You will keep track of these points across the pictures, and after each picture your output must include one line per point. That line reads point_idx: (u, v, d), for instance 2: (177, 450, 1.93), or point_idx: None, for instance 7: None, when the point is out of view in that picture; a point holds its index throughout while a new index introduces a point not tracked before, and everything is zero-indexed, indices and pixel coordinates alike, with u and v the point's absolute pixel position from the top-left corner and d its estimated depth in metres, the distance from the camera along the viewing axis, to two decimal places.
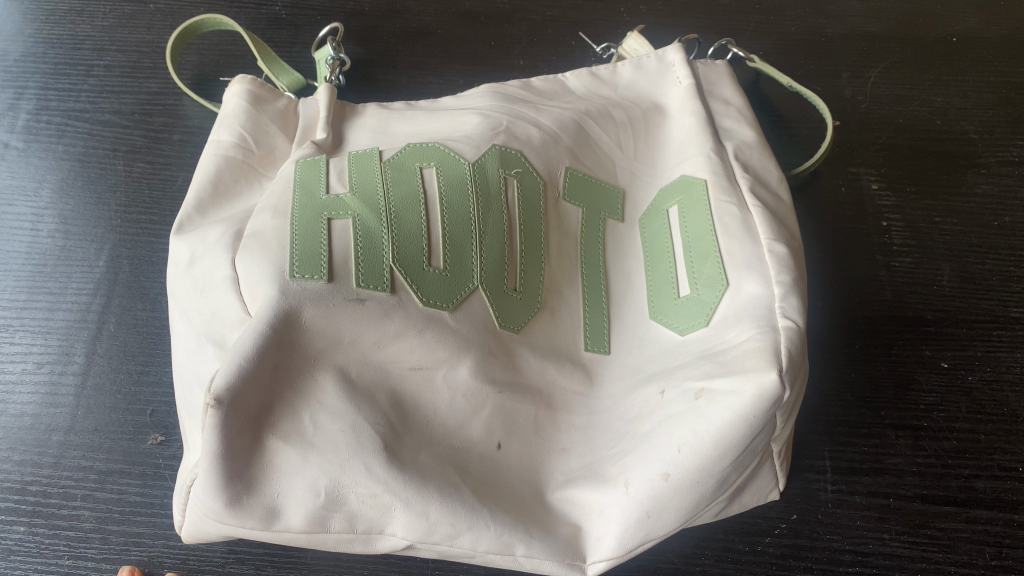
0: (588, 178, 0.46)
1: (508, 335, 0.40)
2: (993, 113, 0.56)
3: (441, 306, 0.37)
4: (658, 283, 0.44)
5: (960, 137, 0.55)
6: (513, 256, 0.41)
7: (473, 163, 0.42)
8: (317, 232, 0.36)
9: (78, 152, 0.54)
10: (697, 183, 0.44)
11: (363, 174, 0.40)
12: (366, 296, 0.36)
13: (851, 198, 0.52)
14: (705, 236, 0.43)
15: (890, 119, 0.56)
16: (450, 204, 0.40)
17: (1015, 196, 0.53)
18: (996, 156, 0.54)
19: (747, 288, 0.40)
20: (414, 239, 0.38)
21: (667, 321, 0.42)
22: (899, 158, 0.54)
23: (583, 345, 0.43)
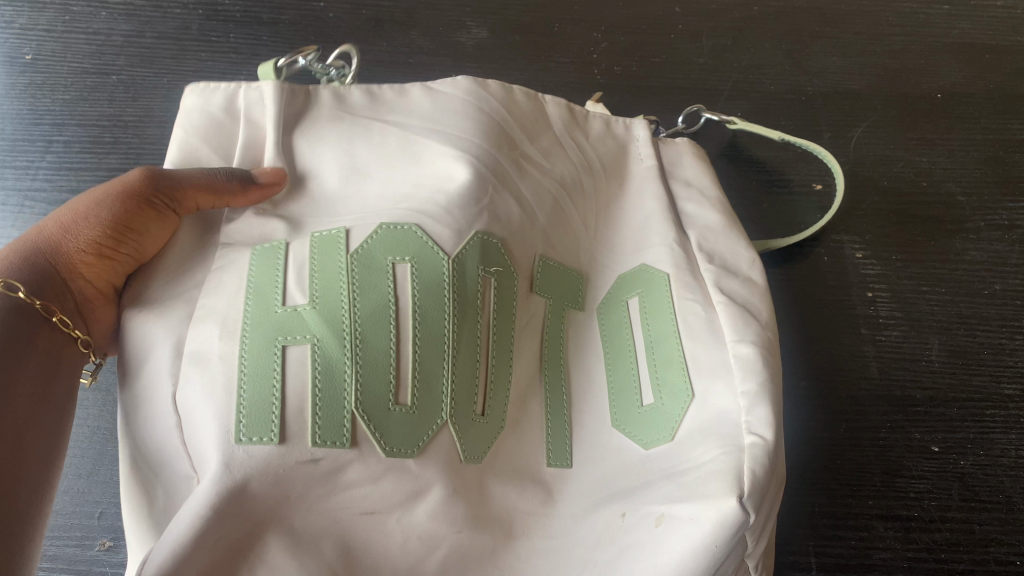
0: (561, 267, 0.42)
1: (473, 467, 0.35)
2: (981, 174, 0.54)
3: (407, 453, 0.32)
4: (623, 385, 0.40)
5: (947, 200, 0.53)
6: (484, 373, 0.36)
7: (453, 259, 0.35)
8: (268, 370, 0.31)
9: None
10: (663, 276, 0.41)
11: (326, 275, 0.33)
12: (321, 455, 0.30)
13: (834, 268, 0.50)
14: (671, 337, 0.39)
15: (874, 182, 0.54)
16: (422, 320, 0.33)
17: (1005, 263, 0.51)
18: (985, 220, 0.52)
19: (714, 401, 0.36)
20: (380, 370, 0.32)
21: (627, 431, 0.39)
22: (884, 223, 0.52)
23: (546, 462, 0.38)
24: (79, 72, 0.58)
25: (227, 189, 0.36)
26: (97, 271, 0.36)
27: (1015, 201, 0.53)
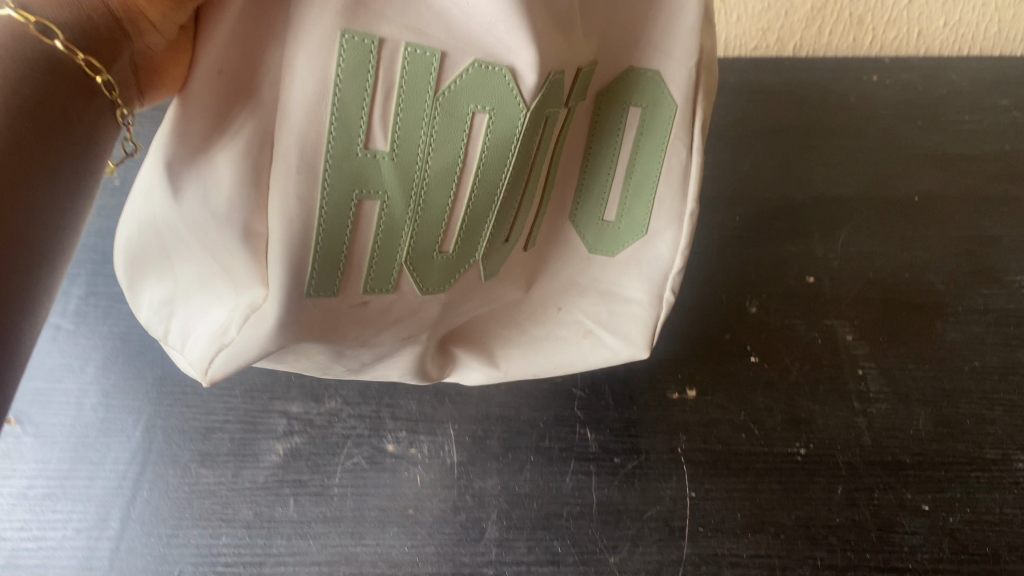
0: (594, 66, 0.38)
1: (478, 283, 0.42)
2: (957, 265, 0.61)
3: (434, 290, 0.40)
4: (592, 186, 0.44)
5: (928, 288, 0.60)
6: (516, 215, 0.40)
7: (533, 109, 0.34)
8: (341, 234, 0.35)
9: (119, 332, 0.59)
10: (668, 102, 0.40)
11: (412, 95, 0.32)
12: (371, 297, 0.39)
13: (827, 350, 0.56)
14: (646, 179, 0.43)
15: (861, 274, 0.61)
16: (484, 176, 0.36)
17: (983, 342, 0.56)
18: (963, 305, 0.58)
19: (656, 247, 0.44)
20: (432, 221, 0.37)
21: (582, 228, 0.45)
22: (871, 310, 0.58)
23: (524, 246, 0.44)
24: None
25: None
26: (162, 1, 0.28)
27: (989, 289, 0.59)
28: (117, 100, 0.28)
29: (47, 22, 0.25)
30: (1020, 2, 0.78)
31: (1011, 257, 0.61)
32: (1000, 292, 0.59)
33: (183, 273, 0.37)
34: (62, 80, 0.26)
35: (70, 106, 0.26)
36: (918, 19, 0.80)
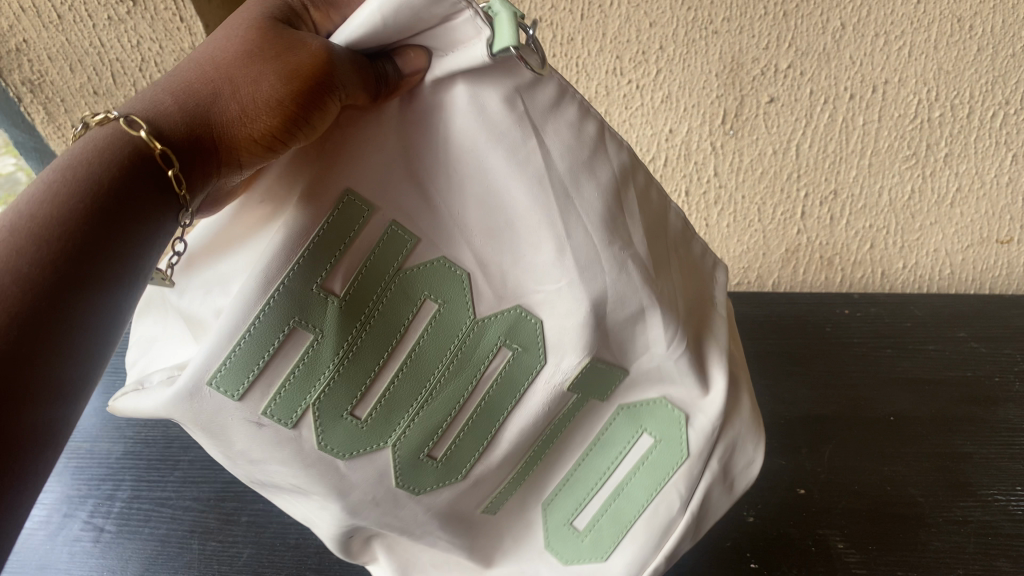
0: (606, 366, 0.51)
1: (404, 492, 0.51)
2: (935, 480, 0.66)
3: (335, 453, 0.47)
4: (580, 485, 0.56)
5: (910, 501, 0.65)
6: (456, 416, 0.50)
7: (478, 322, 0.48)
8: (267, 345, 0.43)
9: (161, 534, 0.64)
10: (681, 450, 0.53)
11: (376, 270, 0.45)
12: (264, 421, 0.45)
13: (820, 555, 0.61)
14: (627, 511, 0.55)
15: (848, 486, 0.66)
16: (415, 356, 0.48)
17: (964, 550, 0.61)
18: (942, 516, 0.63)
19: (614, 563, 0.55)
20: (393, 408, 0.48)
21: (549, 530, 0.57)
22: (859, 520, 0.63)
23: (482, 507, 0.55)
24: None
25: (374, 89, 0.42)
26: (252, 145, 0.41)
27: (965, 501, 0.64)
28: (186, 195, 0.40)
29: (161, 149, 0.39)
30: (967, 249, 0.89)
31: (983, 473, 0.67)
32: (977, 504, 0.64)
33: (170, 341, 0.50)
34: (140, 167, 0.38)
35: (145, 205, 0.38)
36: (881, 260, 0.91)
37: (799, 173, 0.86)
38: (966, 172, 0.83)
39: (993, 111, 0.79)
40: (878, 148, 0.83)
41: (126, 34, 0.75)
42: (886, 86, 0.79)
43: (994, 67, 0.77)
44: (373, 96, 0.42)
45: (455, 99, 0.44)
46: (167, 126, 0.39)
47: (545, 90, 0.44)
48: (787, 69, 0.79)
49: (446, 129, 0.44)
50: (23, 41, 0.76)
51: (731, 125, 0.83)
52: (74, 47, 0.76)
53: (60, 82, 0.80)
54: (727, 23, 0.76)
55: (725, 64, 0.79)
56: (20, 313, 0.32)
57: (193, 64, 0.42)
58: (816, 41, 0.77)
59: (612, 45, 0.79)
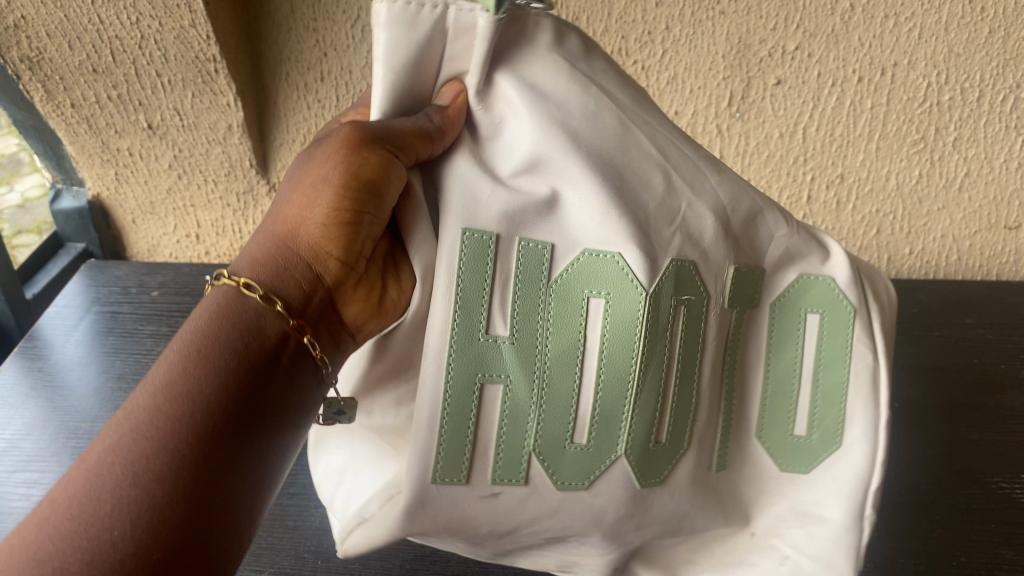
0: (750, 271, 0.48)
1: (647, 488, 0.46)
2: (940, 468, 0.66)
3: (576, 487, 0.46)
4: (778, 406, 0.50)
5: (914, 488, 0.64)
6: (664, 413, 0.46)
7: (650, 292, 0.44)
8: (463, 423, 0.45)
9: None
10: (844, 305, 0.49)
11: (525, 290, 0.44)
12: (500, 489, 0.46)
13: None
14: (836, 386, 0.49)
15: None
16: (605, 361, 0.44)
17: (969, 538, 0.60)
18: (946, 504, 0.63)
19: (851, 454, 0.48)
20: (563, 403, 0.45)
21: (777, 457, 0.50)
22: None
23: (712, 467, 0.49)
24: None
25: (424, 133, 0.44)
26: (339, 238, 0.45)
27: (970, 489, 0.64)
28: (297, 325, 0.44)
29: (252, 284, 0.44)
30: (975, 235, 0.88)
31: (989, 460, 0.66)
32: (981, 491, 0.64)
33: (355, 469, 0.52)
34: (250, 309, 0.43)
35: (259, 341, 0.43)
36: (888, 245, 0.90)
37: (805, 156, 0.85)
38: (975, 157, 0.83)
39: (1004, 94, 0.78)
40: (886, 132, 0.82)
41: (125, 11, 0.74)
42: (896, 68, 0.78)
43: (1006, 50, 0.76)
44: (427, 135, 0.44)
45: (501, 91, 0.44)
46: (258, 269, 0.45)
47: (568, 38, 0.46)
48: (795, 51, 0.78)
49: (505, 115, 0.45)
50: (22, 18, 0.74)
51: (738, 108, 0.82)
52: (73, 24, 0.75)
53: (59, 59, 0.79)
54: (734, 4, 0.75)
55: (732, 45, 0.78)
56: (169, 486, 0.37)
57: (273, 217, 0.48)
58: (825, 23, 0.76)
59: (618, 25, 0.78)
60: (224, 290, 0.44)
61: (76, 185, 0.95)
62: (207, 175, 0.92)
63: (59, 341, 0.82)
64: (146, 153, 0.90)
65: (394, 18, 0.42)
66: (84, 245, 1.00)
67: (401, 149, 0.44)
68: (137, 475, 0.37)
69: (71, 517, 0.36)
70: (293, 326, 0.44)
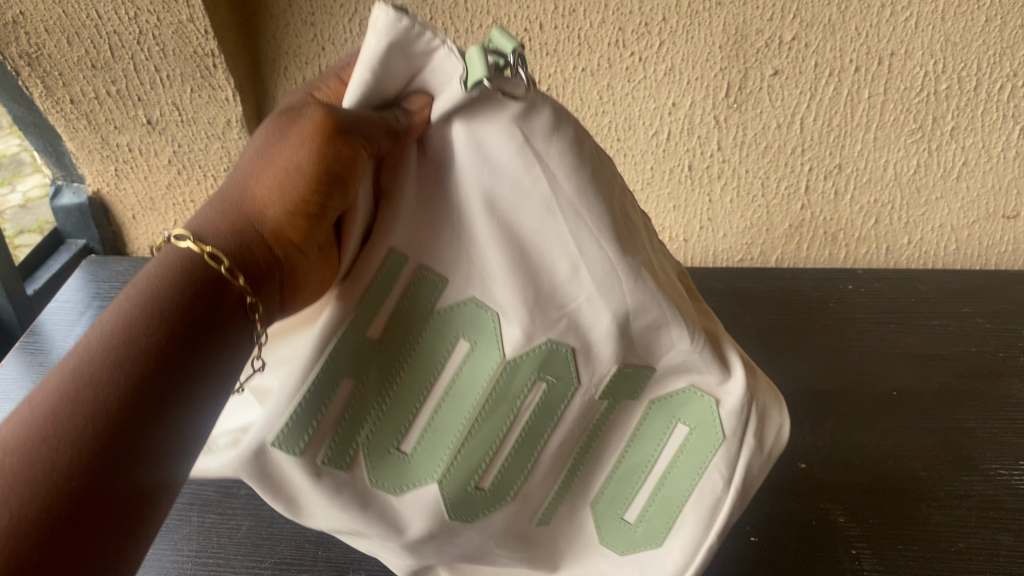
0: (633, 372, 0.47)
1: (459, 523, 0.47)
2: (937, 455, 0.66)
3: (387, 490, 0.46)
4: (621, 488, 0.50)
5: (912, 475, 0.64)
6: (501, 445, 0.46)
7: (510, 361, 0.45)
8: (319, 404, 0.43)
9: None
10: (715, 431, 0.48)
11: (411, 306, 0.44)
12: (324, 471, 0.44)
13: (821, 529, 0.60)
14: (676, 497, 0.49)
15: (849, 461, 0.66)
16: (452, 397, 0.45)
17: (967, 524, 0.60)
18: (945, 490, 0.63)
19: (667, 554, 0.49)
20: (404, 420, 0.45)
21: (602, 534, 0.51)
22: (861, 495, 0.63)
23: (534, 519, 0.50)
24: None
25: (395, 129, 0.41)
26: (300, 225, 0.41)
27: (968, 475, 0.64)
28: (253, 305, 0.40)
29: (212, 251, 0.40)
30: (972, 224, 0.89)
31: (987, 447, 0.66)
32: (979, 478, 0.64)
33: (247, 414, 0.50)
34: (206, 282, 0.39)
35: (216, 304, 0.39)
36: (886, 236, 0.91)
37: (803, 147, 0.85)
38: (973, 146, 0.83)
39: (1001, 84, 0.78)
40: (883, 122, 0.82)
41: (123, 6, 0.74)
42: (893, 58, 0.78)
43: (1002, 39, 0.76)
44: (392, 130, 0.41)
45: (455, 139, 0.42)
46: (214, 236, 0.40)
47: (542, 108, 0.41)
48: (791, 41, 0.78)
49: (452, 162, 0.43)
50: (20, 14, 0.75)
51: (735, 99, 0.82)
52: (71, 19, 0.76)
53: (57, 55, 0.79)
54: None
55: (729, 36, 0.78)
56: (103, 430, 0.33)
57: (228, 182, 0.43)
58: (822, 13, 0.75)
59: (614, 17, 0.78)
60: (179, 252, 0.40)
61: (76, 181, 0.96)
62: (206, 170, 0.92)
63: (59, 336, 0.82)
64: (146, 148, 0.90)
65: (391, 30, 0.38)
66: (86, 242, 1.00)
67: (369, 141, 0.40)
68: (31, 444, 0.32)
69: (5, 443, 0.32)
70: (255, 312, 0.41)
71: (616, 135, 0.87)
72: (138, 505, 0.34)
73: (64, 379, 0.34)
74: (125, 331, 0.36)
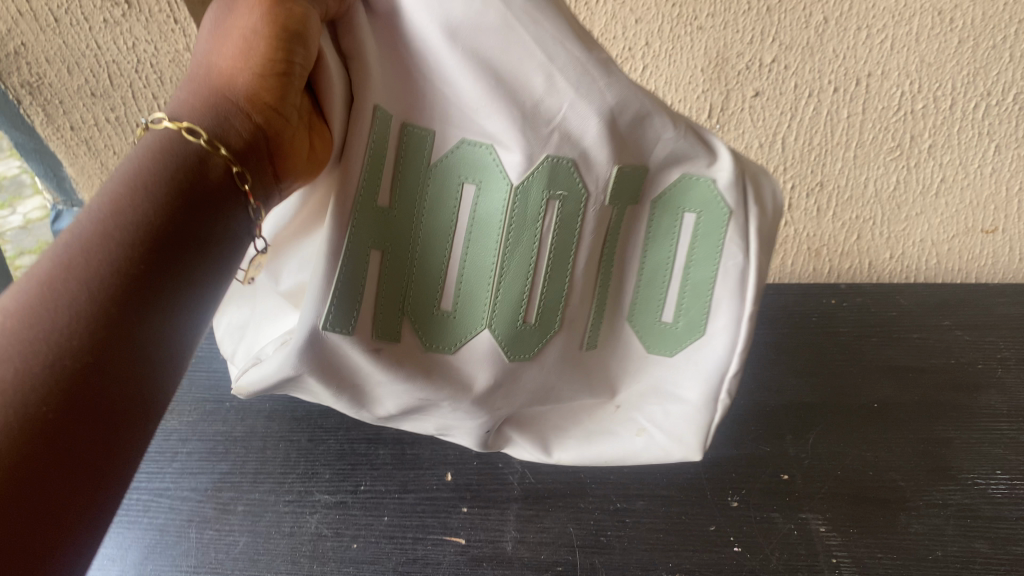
0: (631, 170, 0.50)
1: (521, 362, 0.52)
2: (916, 464, 0.68)
3: (443, 350, 0.51)
4: (650, 295, 0.54)
5: (891, 484, 0.66)
6: (531, 290, 0.50)
7: (517, 187, 0.48)
8: (354, 276, 0.47)
9: (159, 523, 0.65)
10: (720, 205, 0.50)
11: (412, 162, 0.48)
12: (380, 345, 0.49)
13: (803, 538, 0.62)
14: (704, 280, 0.52)
15: (830, 471, 0.68)
16: (474, 240, 0.49)
17: (944, 532, 0.62)
18: (923, 499, 0.65)
19: (714, 345, 0.52)
20: (433, 273, 0.50)
21: (644, 337, 0.54)
22: (842, 504, 0.65)
23: (583, 345, 0.54)
24: (206, 410, 0.76)
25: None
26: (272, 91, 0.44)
27: (946, 485, 0.66)
28: (238, 168, 0.41)
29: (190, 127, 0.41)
30: (952, 238, 0.91)
31: (964, 457, 0.68)
32: (956, 487, 0.65)
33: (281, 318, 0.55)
34: (189, 158, 0.40)
35: (203, 185, 0.39)
36: (869, 251, 0.93)
37: (785, 165, 0.87)
38: (950, 163, 0.85)
39: (976, 102, 0.80)
40: (863, 140, 0.84)
41: (121, 35, 0.76)
42: (870, 78, 0.80)
43: (975, 59, 0.78)
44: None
45: None
46: (188, 114, 0.42)
47: None
48: (771, 63, 0.80)
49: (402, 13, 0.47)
50: (21, 44, 0.78)
51: (717, 119, 0.85)
52: (71, 50, 0.78)
53: (58, 84, 0.82)
54: (711, 19, 0.77)
55: (711, 59, 0.80)
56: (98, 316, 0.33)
57: (194, 66, 0.46)
58: (800, 36, 0.78)
59: (599, 43, 0.80)
60: (160, 134, 0.41)
61: (77, 206, 0.98)
62: None
63: None
64: None
65: None
66: None
67: (316, 2, 0.45)
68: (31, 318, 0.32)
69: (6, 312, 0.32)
70: (237, 169, 0.41)
71: None
72: (139, 393, 0.34)
73: (57, 261, 0.34)
74: (112, 215, 0.36)
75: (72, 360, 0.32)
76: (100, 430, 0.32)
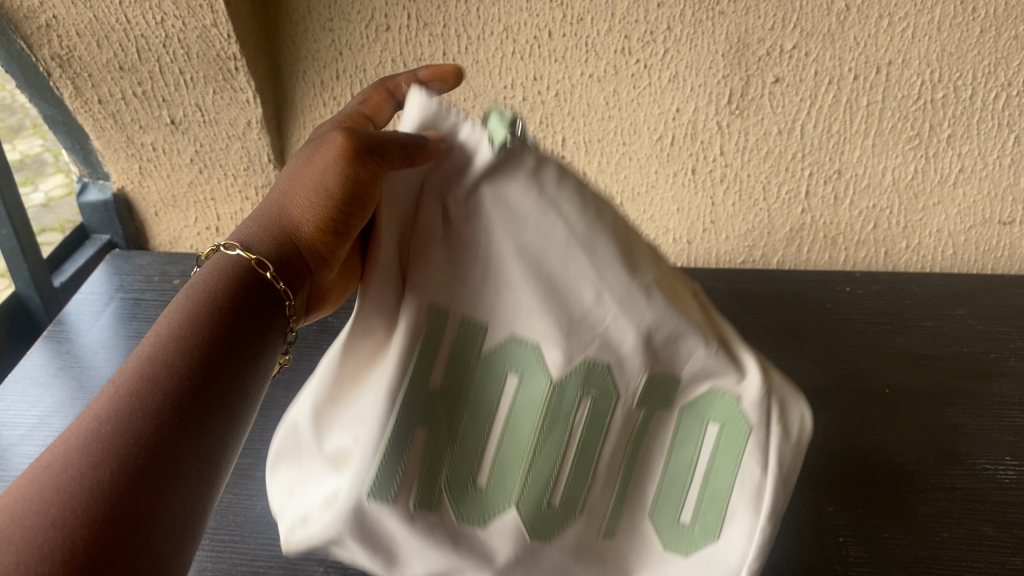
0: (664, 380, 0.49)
1: (539, 543, 0.48)
2: (927, 449, 0.68)
3: (472, 525, 0.48)
4: (670, 495, 0.50)
5: (900, 468, 0.67)
6: (560, 483, 0.48)
7: (558, 384, 0.47)
8: (402, 442, 0.47)
9: None
10: (743, 420, 0.48)
11: (460, 347, 0.48)
12: (417, 514, 0.46)
13: (811, 519, 0.63)
14: (721, 489, 0.49)
15: (840, 454, 0.68)
16: (507, 438, 0.48)
17: (950, 515, 0.62)
18: (931, 483, 0.65)
19: (725, 555, 0.49)
20: (466, 462, 0.48)
21: (656, 524, 0.50)
22: (851, 486, 0.65)
23: (601, 533, 0.50)
24: None
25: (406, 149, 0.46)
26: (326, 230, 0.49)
27: (955, 469, 0.66)
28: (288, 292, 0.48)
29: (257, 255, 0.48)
30: (970, 230, 0.91)
31: (974, 443, 0.69)
32: (964, 472, 0.66)
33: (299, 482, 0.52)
34: (248, 284, 0.47)
35: (250, 301, 0.46)
36: (885, 240, 0.93)
37: (803, 153, 0.88)
38: (968, 153, 0.85)
39: (996, 93, 0.81)
40: (881, 129, 0.85)
41: (151, 11, 0.77)
42: (890, 66, 0.80)
43: (996, 49, 0.78)
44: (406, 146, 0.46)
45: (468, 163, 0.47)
46: (256, 240, 0.49)
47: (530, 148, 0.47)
48: (792, 50, 0.80)
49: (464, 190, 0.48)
50: (52, 17, 0.78)
51: (737, 105, 0.85)
52: (101, 23, 0.79)
53: (87, 57, 0.83)
54: (734, 4, 0.78)
55: (731, 45, 0.80)
56: (152, 417, 0.40)
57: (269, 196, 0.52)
58: (821, 22, 0.78)
59: (621, 26, 0.80)
60: (225, 257, 0.48)
61: (102, 178, 1.00)
62: (227, 169, 0.96)
63: (84, 326, 0.86)
64: (169, 147, 0.94)
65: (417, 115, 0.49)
66: (109, 237, 1.04)
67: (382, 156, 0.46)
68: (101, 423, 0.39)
69: (84, 425, 0.39)
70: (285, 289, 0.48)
71: (621, 139, 0.89)
72: (190, 479, 0.40)
73: (130, 376, 0.41)
74: (174, 332, 0.44)
75: (133, 453, 0.38)
76: (155, 508, 0.38)
